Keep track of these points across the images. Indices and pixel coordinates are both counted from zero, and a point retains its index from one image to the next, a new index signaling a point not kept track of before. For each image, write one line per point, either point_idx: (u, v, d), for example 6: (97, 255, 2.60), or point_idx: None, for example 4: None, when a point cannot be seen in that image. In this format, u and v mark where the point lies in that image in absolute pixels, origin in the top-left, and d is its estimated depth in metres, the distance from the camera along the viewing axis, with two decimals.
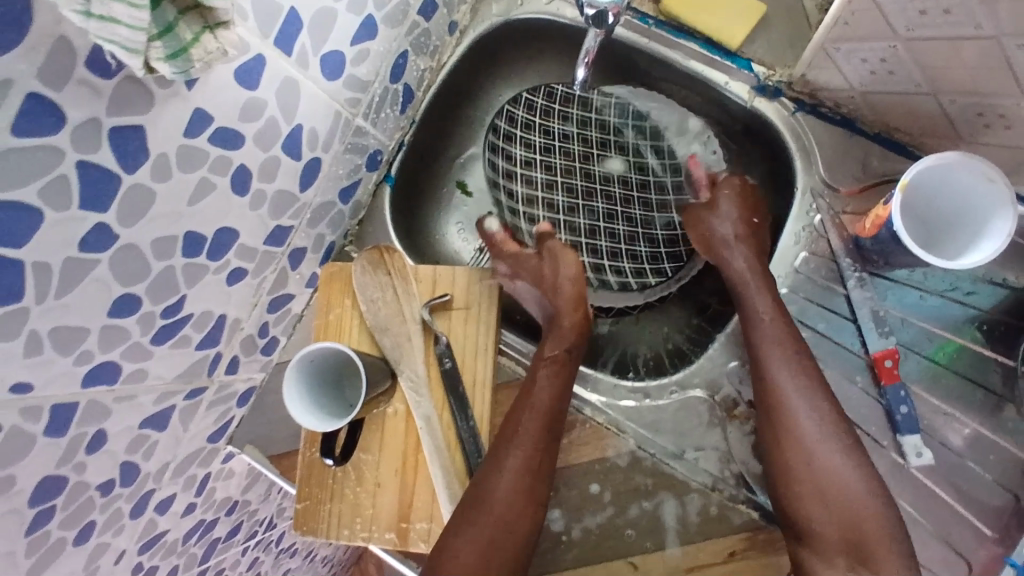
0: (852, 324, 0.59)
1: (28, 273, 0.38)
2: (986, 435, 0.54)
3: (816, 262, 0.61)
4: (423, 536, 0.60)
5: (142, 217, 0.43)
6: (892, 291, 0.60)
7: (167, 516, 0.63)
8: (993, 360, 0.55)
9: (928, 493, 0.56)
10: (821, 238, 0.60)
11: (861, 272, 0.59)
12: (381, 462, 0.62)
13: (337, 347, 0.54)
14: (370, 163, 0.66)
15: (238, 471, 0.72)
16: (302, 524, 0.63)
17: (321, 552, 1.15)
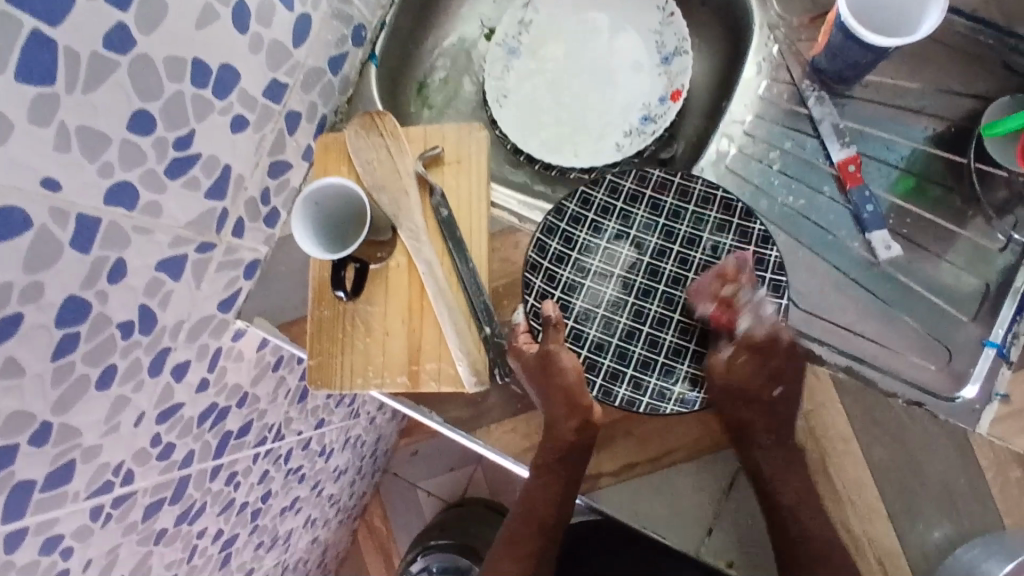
0: (816, 140, 0.66)
1: (59, 55, 0.42)
2: (948, 228, 0.66)
3: (779, 87, 0.66)
4: (433, 375, 0.63)
5: (155, 27, 0.48)
6: (849, 107, 0.66)
7: (182, 385, 0.66)
8: (946, 159, 0.66)
9: (906, 280, 0.65)
10: (781, 66, 0.66)
11: (818, 91, 0.65)
12: (387, 312, 0.65)
13: (338, 183, 0.57)
14: (355, 37, 0.70)
15: (248, 357, 0.74)
16: (316, 378, 0.66)
17: (327, 488, 1.17)
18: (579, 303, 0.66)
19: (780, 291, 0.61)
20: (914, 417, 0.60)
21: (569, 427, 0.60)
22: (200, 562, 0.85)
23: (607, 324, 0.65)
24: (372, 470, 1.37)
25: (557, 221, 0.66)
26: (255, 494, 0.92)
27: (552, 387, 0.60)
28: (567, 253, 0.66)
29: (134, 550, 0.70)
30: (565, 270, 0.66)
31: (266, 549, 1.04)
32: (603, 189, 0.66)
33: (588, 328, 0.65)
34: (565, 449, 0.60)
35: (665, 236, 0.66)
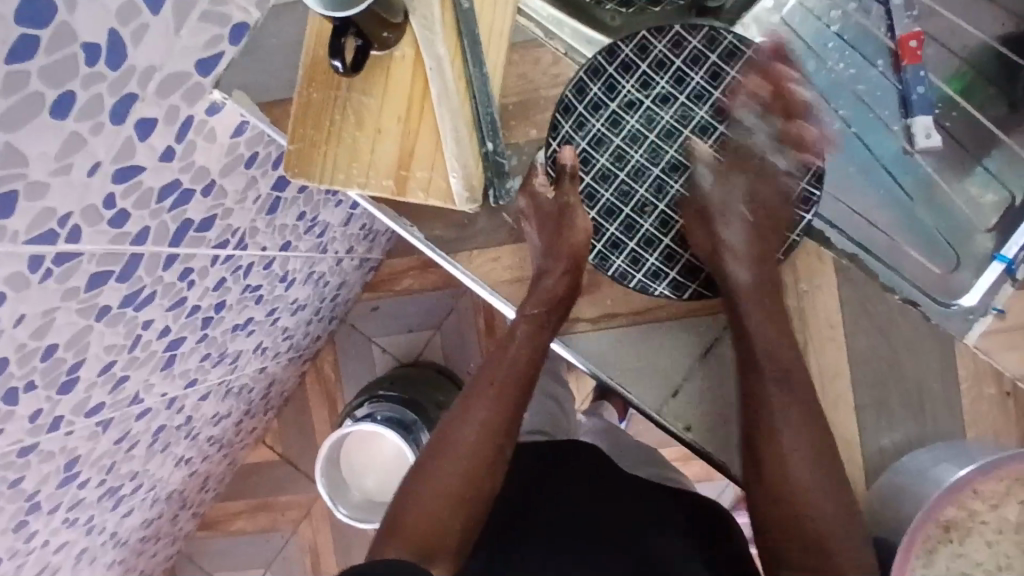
0: (884, 10, 0.66)
1: None
2: (985, 129, 0.66)
3: None
4: (422, 185, 0.59)
5: None
6: None
7: (146, 146, 0.60)
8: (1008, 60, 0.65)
9: (926, 171, 0.65)
10: None
11: None
12: (383, 107, 0.59)
13: None
14: None
15: (221, 139, 0.69)
16: (294, 166, 0.60)
17: (282, 319, 1.13)
18: (601, 160, 0.63)
19: (810, 204, 0.61)
20: (909, 316, 0.59)
21: (557, 284, 0.60)
22: (141, 355, 0.82)
23: (624, 192, 0.63)
24: (330, 316, 1.34)
25: (607, 63, 0.62)
26: (208, 300, 0.87)
27: (563, 240, 0.60)
28: (607, 101, 0.63)
29: (72, 320, 0.66)
30: (596, 121, 0.63)
31: (212, 365, 1.01)
32: (664, 43, 0.62)
33: (602, 188, 0.64)
34: (552, 303, 0.60)
35: (714, 113, 0.63)
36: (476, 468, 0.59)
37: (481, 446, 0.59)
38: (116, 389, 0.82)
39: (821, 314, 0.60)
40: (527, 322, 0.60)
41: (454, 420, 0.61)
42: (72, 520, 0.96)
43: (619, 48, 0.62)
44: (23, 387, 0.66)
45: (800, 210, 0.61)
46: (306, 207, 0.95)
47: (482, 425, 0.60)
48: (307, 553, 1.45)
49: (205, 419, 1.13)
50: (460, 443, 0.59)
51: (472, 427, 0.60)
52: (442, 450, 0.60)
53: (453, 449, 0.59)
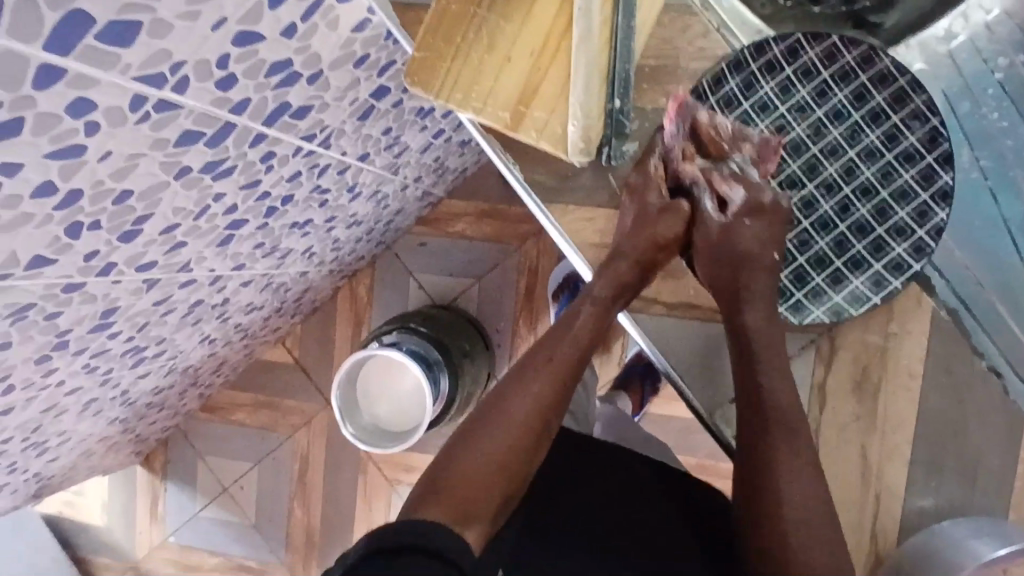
0: None
1: None
2: None
3: None
4: (537, 127, 0.57)
5: None
6: None
7: (271, 16, 0.59)
8: None
9: None
10: None
11: None
12: (519, 36, 0.57)
13: None
14: None
15: (342, 30, 0.68)
16: (414, 75, 0.58)
17: (337, 230, 1.13)
18: (723, 154, 0.67)
19: (921, 253, 0.63)
20: (986, 380, 0.61)
21: (628, 269, 0.65)
22: (203, 225, 0.82)
23: (737, 193, 0.67)
24: (379, 240, 1.34)
25: (752, 59, 0.65)
26: (279, 190, 0.87)
27: (645, 230, 0.65)
28: (744, 97, 0.66)
29: (153, 172, 0.66)
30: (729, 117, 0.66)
31: (262, 255, 1.01)
32: (817, 56, 0.66)
33: (715, 183, 0.68)
34: (622, 285, 0.65)
35: (848, 136, 0.66)
36: (519, 440, 0.62)
37: (529, 420, 0.62)
38: (171, 252, 0.83)
39: (906, 355, 0.62)
40: (595, 301, 0.65)
41: (507, 391, 0.63)
42: (93, 367, 0.98)
43: (771, 46, 0.66)
44: (89, 224, 0.66)
45: (909, 256, 0.63)
46: (394, 124, 0.94)
47: (534, 398, 0.63)
48: (297, 459, 1.48)
49: (239, 306, 1.13)
50: (508, 413, 0.62)
51: (523, 401, 0.63)
52: (491, 416, 0.62)
53: (499, 418, 0.62)
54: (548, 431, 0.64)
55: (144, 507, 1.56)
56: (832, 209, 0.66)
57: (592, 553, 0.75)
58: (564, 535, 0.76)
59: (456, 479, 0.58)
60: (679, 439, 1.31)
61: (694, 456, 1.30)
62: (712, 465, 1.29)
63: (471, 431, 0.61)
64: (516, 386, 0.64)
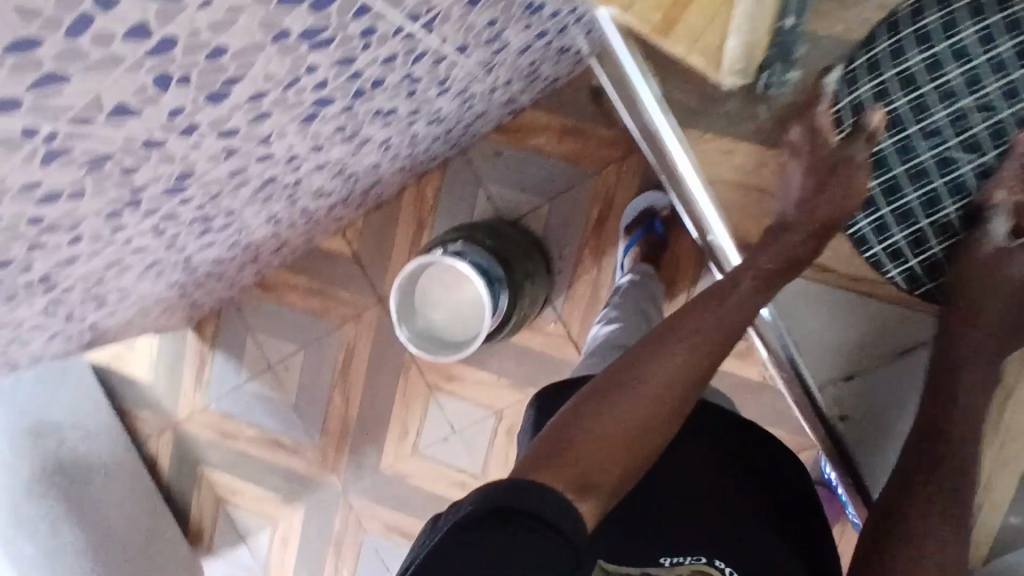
0: None
1: None
2: None
3: None
4: None
5: None
6: None
7: None
8: None
9: None
10: None
11: None
12: None
13: None
14: None
15: None
16: None
17: (418, 124, 1.07)
18: (893, 108, 0.83)
19: None
20: None
21: (795, 239, 0.83)
22: (290, 98, 0.77)
23: (903, 149, 0.84)
24: (455, 143, 1.27)
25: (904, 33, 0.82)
26: (372, 72, 0.81)
27: (830, 180, 0.83)
28: (899, 62, 0.82)
29: (251, 29, 0.60)
30: (910, 58, 0.82)
31: (341, 140, 0.96)
32: (972, 34, 0.80)
33: (886, 140, 0.84)
34: (794, 253, 0.83)
35: (980, 107, 0.80)
36: (654, 409, 0.71)
37: (666, 391, 0.72)
38: (254, 122, 0.78)
39: (993, 321, 0.81)
40: (755, 278, 0.80)
41: (642, 358, 0.73)
42: (161, 229, 0.97)
43: (926, 13, 0.82)
44: (179, 77, 0.62)
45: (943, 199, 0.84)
46: (499, 17, 0.86)
47: (674, 369, 0.73)
48: (343, 350, 1.48)
49: (309, 190, 1.10)
50: (653, 376, 0.72)
51: (660, 375, 0.72)
52: (639, 382, 0.71)
53: (645, 383, 0.71)
54: (683, 405, 0.73)
55: (191, 371, 1.60)
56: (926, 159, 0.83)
57: (732, 562, 0.74)
58: (699, 546, 0.75)
59: (594, 432, 0.67)
60: (733, 398, 1.26)
61: (743, 416, 1.26)
62: (760, 428, 1.26)
63: (608, 393, 0.71)
64: (658, 356, 0.73)
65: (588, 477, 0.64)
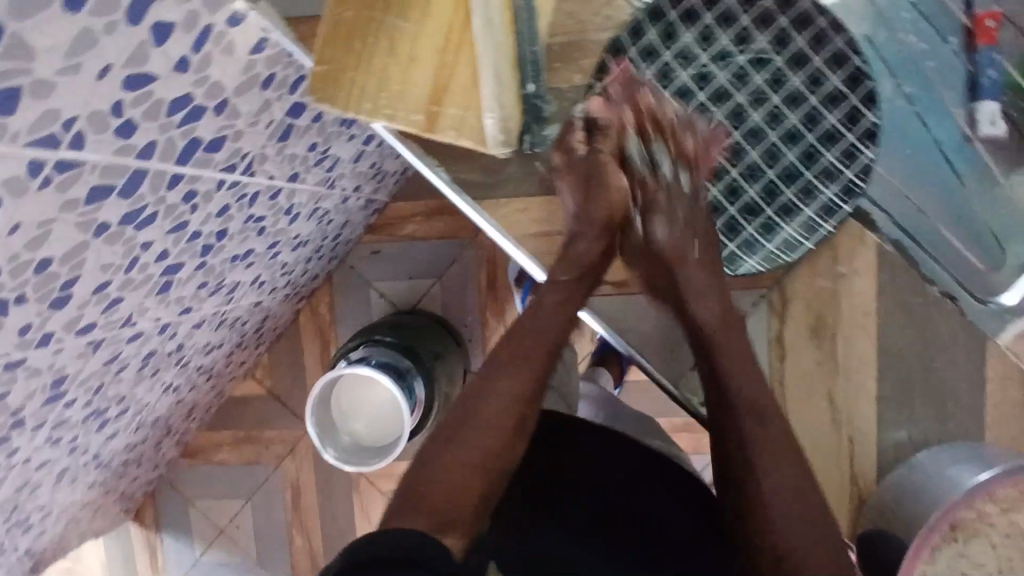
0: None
1: None
2: None
3: None
4: (455, 124, 0.55)
5: None
6: None
7: (158, 54, 0.56)
8: None
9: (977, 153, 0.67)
10: None
11: None
12: (421, 32, 0.54)
13: None
14: None
15: (239, 56, 0.65)
16: (317, 89, 0.55)
17: (282, 254, 1.09)
18: (663, 104, 0.71)
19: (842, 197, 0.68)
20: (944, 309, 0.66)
21: (586, 249, 0.68)
22: (137, 277, 0.78)
23: (674, 142, 0.71)
24: (330, 256, 1.31)
25: (651, 26, 0.69)
26: (210, 226, 0.84)
27: (590, 205, 0.69)
28: (667, 50, 0.70)
29: (69, 234, 0.62)
30: (686, 33, 0.70)
31: (208, 294, 0.98)
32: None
33: (663, 130, 0.71)
34: (584, 268, 0.68)
35: (772, 81, 0.70)
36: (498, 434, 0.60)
37: (508, 413, 0.61)
38: (109, 309, 0.79)
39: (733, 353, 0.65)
40: (559, 287, 0.67)
41: (476, 392, 0.62)
42: (56, 438, 0.94)
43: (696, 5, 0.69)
44: (13, 299, 0.62)
45: (799, 198, 0.70)
46: (318, 139, 0.91)
47: (513, 391, 0.62)
48: (288, 488, 1.45)
49: (196, 349, 1.10)
50: (489, 401, 0.61)
51: (496, 400, 0.61)
52: (474, 408, 0.61)
53: (484, 414, 0.60)
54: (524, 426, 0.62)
55: (143, 564, 1.52)
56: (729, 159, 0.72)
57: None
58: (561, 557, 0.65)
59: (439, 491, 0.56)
60: None
61: None
62: None
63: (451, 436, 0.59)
64: (493, 378, 0.63)
65: (447, 506, 0.55)
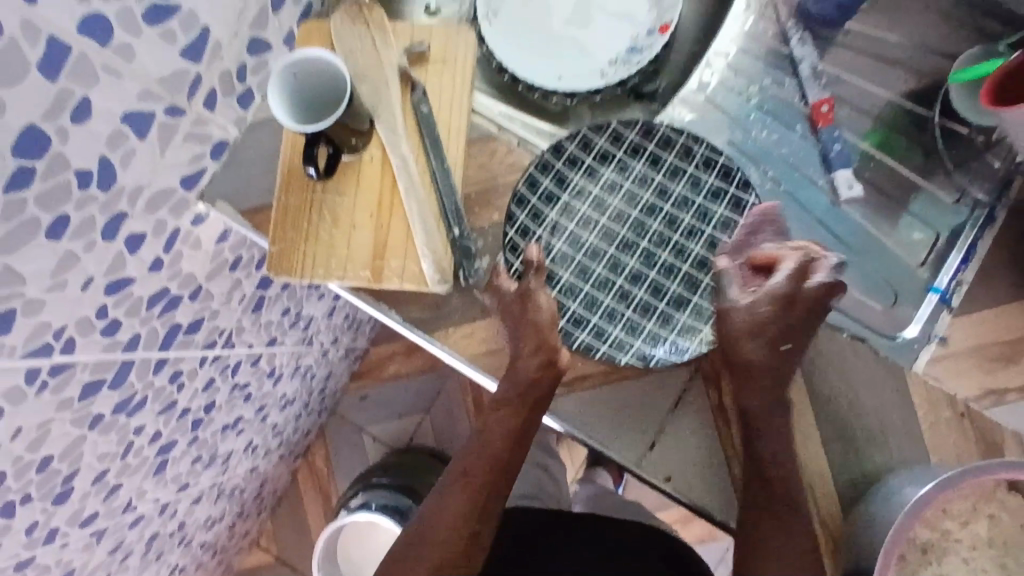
0: (796, 79, 0.72)
1: None
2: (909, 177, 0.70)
3: (766, 23, 0.73)
4: (397, 273, 0.63)
5: None
6: (829, 50, 0.71)
7: (134, 259, 0.64)
8: (922, 114, 0.70)
9: (854, 219, 0.70)
10: (769, 6, 0.72)
11: (802, 30, 0.71)
12: (357, 204, 0.64)
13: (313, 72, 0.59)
14: None
15: (206, 246, 0.73)
16: (277, 265, 0.65)
17: (271, 416, 1.15)
18: (559, 244, 0.70)
19: (766, 265, 0.66)
20: (857, 350, 0.64)
21: (529, 366, 0.64)
22: (133, 462, 0.82)
23: (582, 270, 0.69)
24: (319, 409, 1.35)
25: (554, 159, 0.69)
26: (198, 402, 0.89)
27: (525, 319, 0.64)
28: (558, 192, 0.70)
29: (66, 431, 0.67)
30: (576, 175, 0.70)
31: (203, 467, 1.01)
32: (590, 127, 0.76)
33: (572, 258, 0.70)
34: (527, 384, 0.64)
35: (659, 194, 0.70)
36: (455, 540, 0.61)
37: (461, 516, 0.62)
38: (109, 497, 0.82)
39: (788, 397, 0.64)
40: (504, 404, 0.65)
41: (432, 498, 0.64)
42: None
43: (564, 144, 0.70)
44: (21, 499, 0.66)
45: (750, 272, 0.66)
46: (290, 304, 0.99)
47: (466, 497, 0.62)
48: None
49: (198, 525, 1.12)
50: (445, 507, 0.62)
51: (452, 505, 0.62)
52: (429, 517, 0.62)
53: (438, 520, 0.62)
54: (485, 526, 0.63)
55: None
56: (671, 256, 0.69)
57: None
58: None
59: None
60: None
61: None
62: None
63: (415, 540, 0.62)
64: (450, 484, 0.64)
65: None
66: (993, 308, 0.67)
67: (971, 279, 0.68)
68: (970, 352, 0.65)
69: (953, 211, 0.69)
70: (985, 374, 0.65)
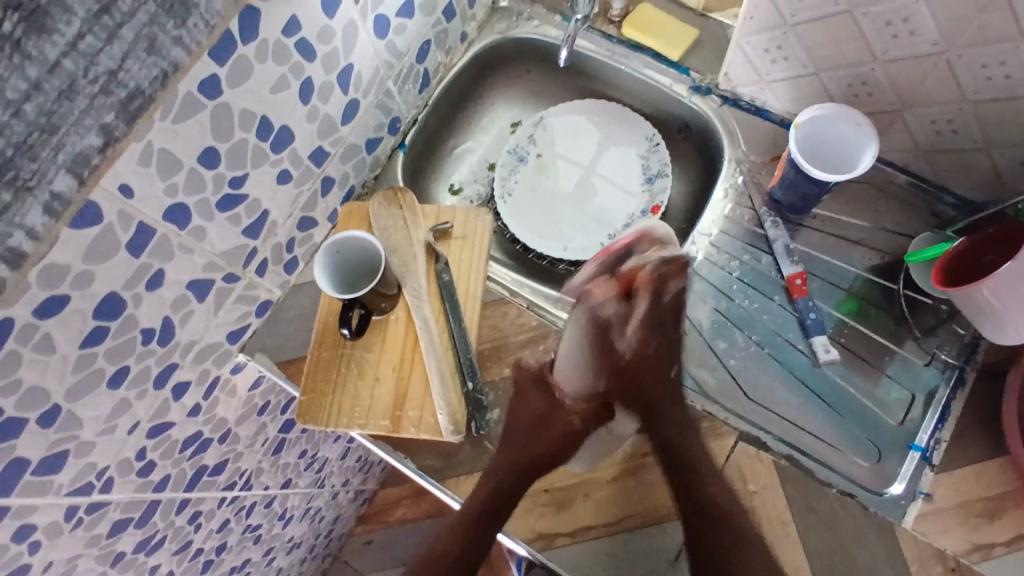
0: (771, 255, 0.81)
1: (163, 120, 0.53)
2: (880, 340, 0.78)
3: (741, 210, 0.83)
4: (414, 422, 0.69)
5: (243, 84, 0.59)
6: (798, 233, 0.82)
7: (178, 405, 0.71)
8: (888, 286, 0.79)
9: (835, 380, 0.77)
10: (743, 194, 0.84)
11: (773, 215, 0.82)
12: (381, 359, 0.71)
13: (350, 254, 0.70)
14: (370, 146, 0.81)
15: (241, 393, 0.80)
16: (305, 413, 0.71)
17: (276, 559, 1.15)
18: None
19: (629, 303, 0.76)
20: (846, 506, 0.68)
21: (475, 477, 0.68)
22: None
23: None
24: (323, 553, 1.34)
25: None
26: (211, 543, 0.91)
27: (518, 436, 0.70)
28: None
29: (90, 567, 0.70)
30: None
31: None
32: None
33: None
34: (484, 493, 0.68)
35: None
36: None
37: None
38: None
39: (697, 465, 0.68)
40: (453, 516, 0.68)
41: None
42: None
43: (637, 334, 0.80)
44: None
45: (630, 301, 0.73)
46: (308, 445, 1.03)
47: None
48: None
49: None
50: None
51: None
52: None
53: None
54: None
55: None
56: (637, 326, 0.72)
57: None
58: None
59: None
60: None
61: None
62: None
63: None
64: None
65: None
66: (970, 463, 0.70)
67: (948, 437, 0.72)
68: (954, 508, 0.68)
69: (925, 372, 0.76)
70: (971, 528, 0.67)
